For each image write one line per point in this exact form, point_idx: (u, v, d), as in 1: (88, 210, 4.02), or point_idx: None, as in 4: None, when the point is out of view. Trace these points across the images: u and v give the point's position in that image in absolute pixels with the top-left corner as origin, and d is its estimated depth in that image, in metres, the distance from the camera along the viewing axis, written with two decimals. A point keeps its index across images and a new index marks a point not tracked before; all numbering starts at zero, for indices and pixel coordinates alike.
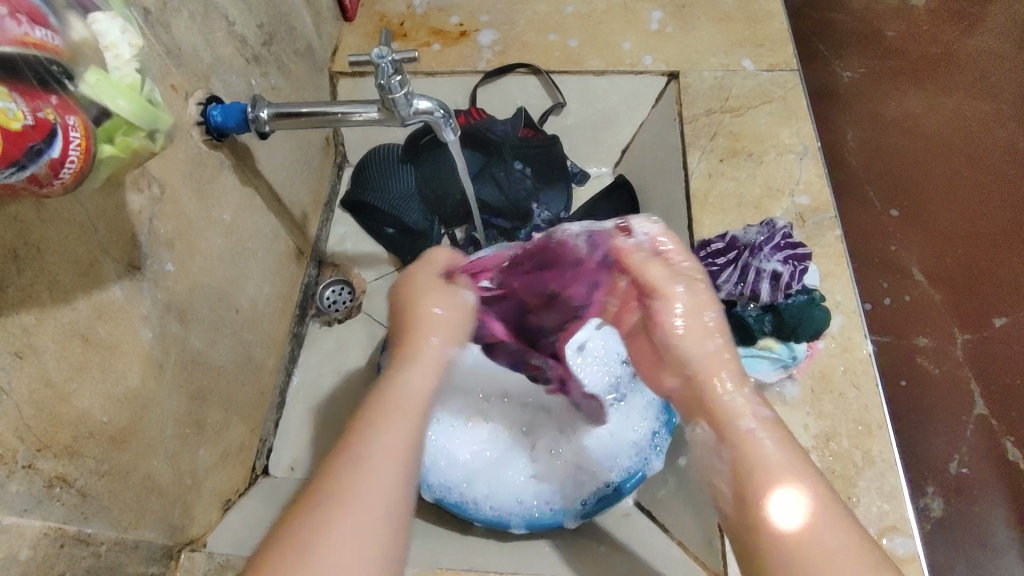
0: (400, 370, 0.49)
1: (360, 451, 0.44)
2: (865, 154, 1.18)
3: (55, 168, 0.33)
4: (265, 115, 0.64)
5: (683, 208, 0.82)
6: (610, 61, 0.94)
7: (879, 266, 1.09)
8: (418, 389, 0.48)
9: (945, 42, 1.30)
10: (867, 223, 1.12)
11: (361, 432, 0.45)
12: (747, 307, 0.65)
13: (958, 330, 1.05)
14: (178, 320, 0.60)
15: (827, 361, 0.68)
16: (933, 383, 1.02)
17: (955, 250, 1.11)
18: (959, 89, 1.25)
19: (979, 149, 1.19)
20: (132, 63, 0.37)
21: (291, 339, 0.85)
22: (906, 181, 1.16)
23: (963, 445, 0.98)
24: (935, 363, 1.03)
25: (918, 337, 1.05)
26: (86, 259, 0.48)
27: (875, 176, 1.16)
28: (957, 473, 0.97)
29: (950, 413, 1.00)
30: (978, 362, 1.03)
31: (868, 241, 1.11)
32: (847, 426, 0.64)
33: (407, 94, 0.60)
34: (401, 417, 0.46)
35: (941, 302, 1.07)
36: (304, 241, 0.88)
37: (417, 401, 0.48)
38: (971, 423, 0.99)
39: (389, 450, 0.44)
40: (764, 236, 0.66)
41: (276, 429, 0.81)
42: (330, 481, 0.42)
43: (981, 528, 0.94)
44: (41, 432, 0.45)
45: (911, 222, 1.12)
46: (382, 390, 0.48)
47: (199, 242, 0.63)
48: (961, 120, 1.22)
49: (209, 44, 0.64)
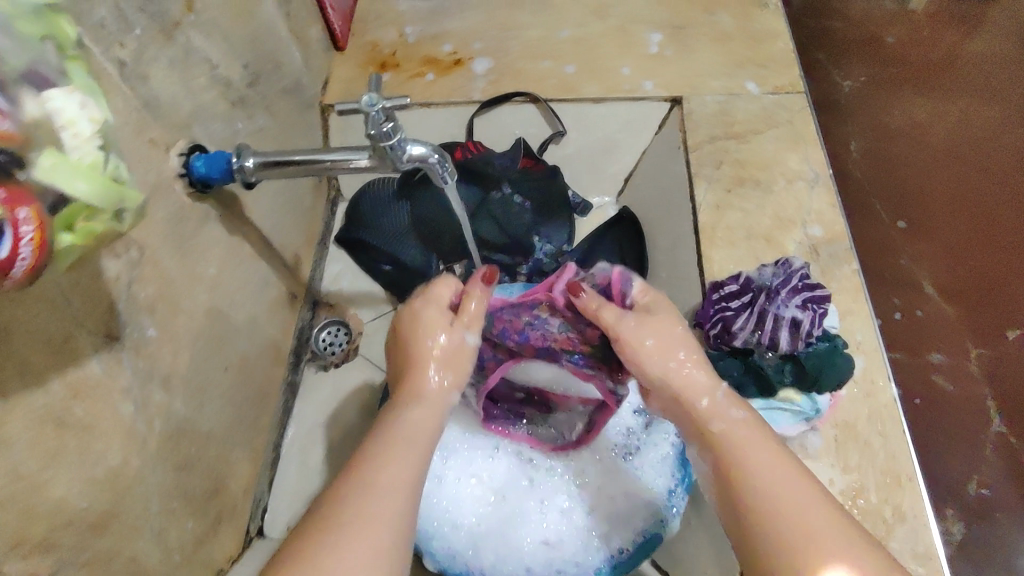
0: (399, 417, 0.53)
1: (378, 474, 0.47)
2: (869, 166, 1.14)
3: (3, 268, 0.29)
4: (251, 164, 0.60)
5: (690, 241, 0.78)
6: (609, 87, 0.90)
7: (891, 281, 1.04)
8: (423, 424, 0.53)
9: (948, 46, 1.27)
10: (878, 237, 1.08)
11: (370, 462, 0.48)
12: (765, 356, 0.61)
13: (973, 345, 1.02)
14: (162, 387, 0.57)
15: (850, 408, 0.64)
16: (949, 400, 0.99)
17: (969, 260, 1.08)
18: (965, 94, 1.22)
19: (989, 155, 1.16)
20: (94, 139, 0.33)
21: (285, 388, 0.81)
22: (916, 192, 1.12)
23: (984, 466, 0.96)
24: (951, 381, 1.00)
25: (932, 353, 1.01)
26: (60, 335, 0.45)
27: (879, 188, 1.12)
28: (978, 495, 0.95)
29: (968, 432, 0.97)
30: (995, 378, 1.00)
31: (879, 257, 1.06)
32: (876, 479, 0.61)
33: (401, 141, 0.56)
34: (404, 446, 0.50)
35: (956, 318, 1.04)
36: (297, 283, 0.85)
37: (427, 430, 0.53)
38: (990, 442, 0.97)
39: (399, 471, 0.48)
40: (779, 279, 0.62)
41: (270, 486, 0.77)
42: (347, 484, 0.46)
43: (1005, 550, 0.93)
44: (15, 529, 0.41)
45: (920, 233, 1.09)
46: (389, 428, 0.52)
47: (183, 302, 0.60)
48: (969, 125, 1.19)
49: (190, 91, 0.61)
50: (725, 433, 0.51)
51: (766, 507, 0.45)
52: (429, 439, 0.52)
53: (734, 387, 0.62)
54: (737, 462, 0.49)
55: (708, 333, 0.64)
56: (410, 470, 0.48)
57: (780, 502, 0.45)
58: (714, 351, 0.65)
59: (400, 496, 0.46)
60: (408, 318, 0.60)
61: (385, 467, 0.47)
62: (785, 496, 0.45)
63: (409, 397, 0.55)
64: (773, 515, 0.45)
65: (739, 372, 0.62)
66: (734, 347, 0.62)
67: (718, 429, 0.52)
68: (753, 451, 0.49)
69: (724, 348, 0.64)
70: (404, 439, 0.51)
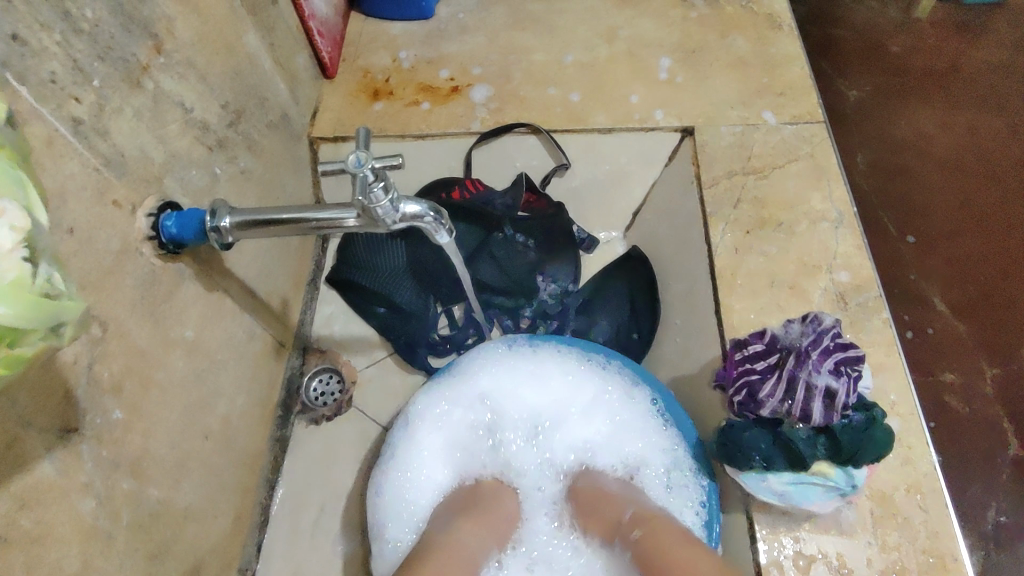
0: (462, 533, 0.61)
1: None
2: (877, 178, 1.10)
3: None
4: (228, 224, 0.54)
5: (707, 286, 0.73)
6: (617, 116, 0.85)
7: (902, 297, 1.01)
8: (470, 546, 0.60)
9: (953, 54, 1.22)
10: (885, 249, 1.04)
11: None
12: (796, 428, 0.55)
13: (987, 365, 0.97)
14: (132, 473, 0.52)
15: (888, 479, 0.58)
16: (963, 423, 0.93)
17: (982, 278, 1.02)
18: (971, 105, 1.17)
19: (997, 168, 1.11)
20: (15, 252, 0.28)
21: (273, 446, 0.75)
22: (922, 207, 1.08)
23: (1000, 492, 0.90)
24: (965, 403, 0.94)
25: (944, 372, 0.96)
26: (1, 442, 0.39)
27: (889, 202, 1.08)
28: (998, 523, 0.89)
29: (983, 456, 0.92)
30: (1009, 400, 0.95)
31: (886, 271, 1.02)
32: (917, 560, 0.55)
33: (392, 200, 0.51)
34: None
35: (968, 336, 0.98)
36: (285, 331, 0.79)
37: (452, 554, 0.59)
38: (1008, 468, 0.91)
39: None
40: (809, 339, 0.56)
41: (256, 553, 0.71)
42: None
43: None
44: None
45: (928, 249, 1.04)
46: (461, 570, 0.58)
47: (155, 374, 0.54)
48: (977, 136, 1.14)
49: (161, 141, 0.56)
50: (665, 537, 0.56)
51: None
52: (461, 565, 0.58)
53: (761, 460, 0.55)
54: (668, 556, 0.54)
55: (732, 399, 0.58)
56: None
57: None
58: (738, 418, 0.59)
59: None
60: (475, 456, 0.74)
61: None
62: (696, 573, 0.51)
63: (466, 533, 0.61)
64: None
65: (768, 444, 0.55)
66: (761, 416, 0.56)
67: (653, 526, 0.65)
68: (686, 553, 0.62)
69: (749, 415, 0.58)
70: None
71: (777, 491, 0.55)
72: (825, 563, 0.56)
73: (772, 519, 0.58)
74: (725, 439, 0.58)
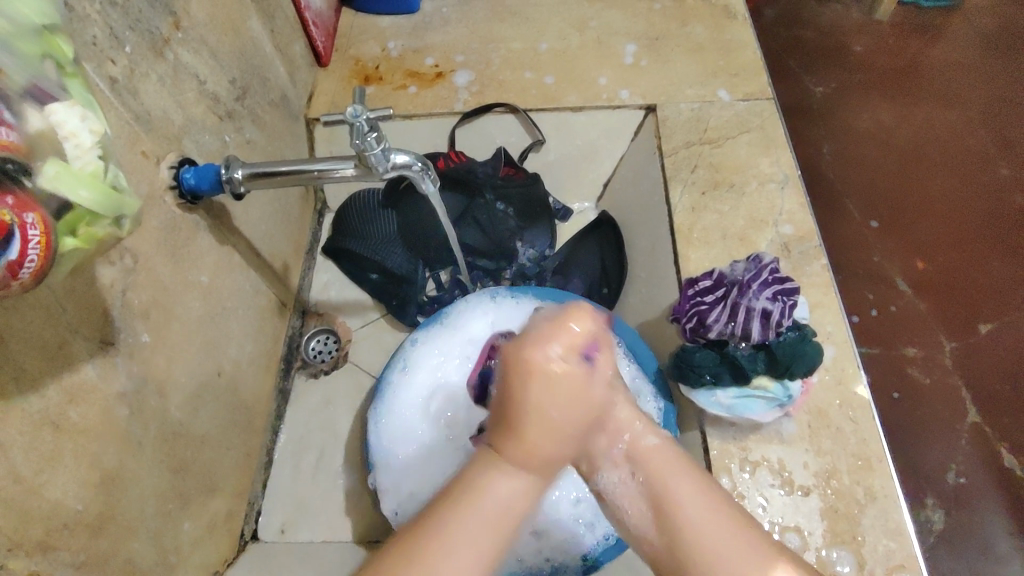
0: (482, 468, 0.46)
1: (440, 544, 0.42)
2: (842, 167, 1.19)
3: (14, 269, 0.31)
4: (240, 176, 0.62)
5: (667, 242, 0.81)
6: (587, 96, 0.94)
7: (864, 276, 1.08)
8: (502, 504, 0.44)
9: (913, 52, 1.29)
10: (848, 234, 1.12)
11: (427, 553, 0.42)
12: (739, 347, 0.63)
13: (946, 338, 1.04)
14: (157, 392, 0.59)
15: (822, 395, 0.67)
16: (926, 393, 1.00)
17: (936, 256, 1.10)
18: (931, 99, 1.24)
19: (955, 156, 1.18)
20: (93, 150, 0.36)
21: (277, 395, 0.83)
22: (886, 194, 1.16)
23: (958, 454, 0.97)
24: (926, 374, 1.01)
25: (906, 347, 1.04)
26: (55, 341, 0.46)
27: (854, 188, 1.16)
28: (956, 483, 0.95)
29: (944, 423, 0.99)
30: (967, 370, 1.02)
31: (851, 252, 1.11)
32: (848, 462, 0.64)
33: (385, 150, 0.59)
34: (479, 523, 0.43)
35: (926, 311, 1.06)
36: (286, 292, 0.87)
37: (502, 512, 0.44)
38: (965, 433, 0.98)
39: (466, 553, 0.42)
40: (751, 273, 0.64)
41: (263, 489, 0.78)
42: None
43: (982, 537, 0.92)
44: (11, 532, 0.42)
45: (892, 232, 1.12)
46: (458, 488, 0.45)
47: (176, 308, 0.62)
48: (934, 129, 1.21)
49: (180, 105, 0.63)
50: (652, 452, 0.49)
51: (700, 546, 0.45)
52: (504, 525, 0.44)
53: (711, 377, 0.64)
54: (664, 479, 0.48)
55: (684, 327, 0.66)
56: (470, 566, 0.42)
57: (709, 520, 0.46)
58: (690, 344, 0.67)
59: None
60: (520, 364, 0.45)
61: (449, 561, 0.42)
62: (730, 537, 0.45)
63: (496, 452, 0.46)
64: (705, 525, 0.45)
65: (716, 362, 0.64)
66: (709, 339, 0.65)
67: (654, 456, 0.49)
68: (677, 475, 0.48)
69: (699, 340, 0.66)
70: (484, 517, 0.44)
71: (725, 404, 0.64)
72: (768, 466, 0.64)
73: (723, 433, 0.66)
74: (678, 363, 0.66)
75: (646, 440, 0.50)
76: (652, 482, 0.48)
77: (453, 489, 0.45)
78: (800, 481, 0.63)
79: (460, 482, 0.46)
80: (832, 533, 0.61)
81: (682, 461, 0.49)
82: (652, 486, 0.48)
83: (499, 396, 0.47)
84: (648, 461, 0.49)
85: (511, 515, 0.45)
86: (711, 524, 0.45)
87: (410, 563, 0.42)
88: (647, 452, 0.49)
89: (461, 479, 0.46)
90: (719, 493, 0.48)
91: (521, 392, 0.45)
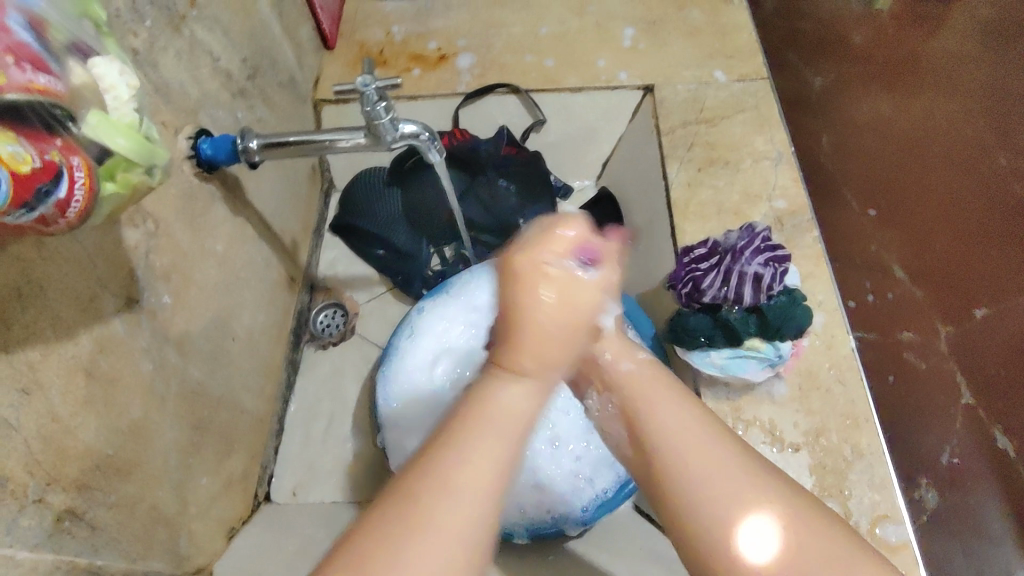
0: (504, 378, 0.45)
1: (449, 467, 0.40)
2: (840, 156, 1.22)
3: (62, 208, 0.34)
4: (255, 145, 0.65)
5: (665, 217, 0.84)
6: (586, 77, 0.96)
7: (861, 266, 1.09)
8: (515, 406, 0.44)
9: None
10: (847, 222, 1.15)
11: (445, 454, 0.41)
12: (732, 311, 0.66)
13: (942, 324, 1.01)
14: (177, 350, 0.61)
15: (812, 359, 0.70)
16: (920, 378, 1.00)
17: None
18: None
19: None
20: (129, 103, 0.39)
21: (287, 365, 0.86)
22: (888, 181, 1.15)
23: (953, 437, 0.96)
24: (922, 359, 1.01)
25: (901, 332, 1.04)
26: (86, 294, 0.49)
27: (855, 177, 1.19)
28: (949, 464, 0.95)
29: (935, 407, 0.98)
30: (965, 355, 0.98)
31: (853, 244, 1.12)
32: (836, 421, 0.67)
33: (393, 119, 0.62)
34: (494, 431, 0.42)
35: (925, 301, 1.03)
36: (296, 267, 0.89)
37: (516, 416, 0.43)
38: (959, 416, 0.96)
39: (488, 467, 0.41)
40: (744, 240, 0.68)
41: (275, 455, 0.82)
42: (416, 477, 0.41)
43: (976, 518, 0.92)
44: (50, 466, 0.45)
45: (893, 220, 1.12)
46: (474, 402, 0.44)
47: (194, 273, 0.64)
48: None
49: (196, 80, 0.66)
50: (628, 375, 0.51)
51: (671, 446, 0.46)
52: (520, 427, 0.44)
53: (705, 340, 0.67)
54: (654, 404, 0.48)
55: (680, 292, 0.69)
56: (489, 461, 0.42)
57: (697, 435, 0.46)
58: (686, 309, 0.70)
59: (477, 497, 0.40)
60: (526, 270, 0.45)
61: (464, 462, 0.41)
62: (717, 458, 0.45)
63: (506, 369, 0.45)
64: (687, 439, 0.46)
65: (709, 325, 0.66)
66: (704, 303, 0.67)
67: (625, 373, 0.51)
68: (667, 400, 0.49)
69: (695, 305, 0.68)
70: (501, 420, 0.43)
71: (718, 364, 0.66)
72: (759, 426, 0.67)
73: (716, 392, 0.69)
74: (675, 326, 0.69)
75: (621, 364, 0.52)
76: (633, 407, 0.49)
77: (464, 401, 0.44)
78: (790, 440, 0.66)
79: (473, 393, 0.45)
80: (821, 488, 0.64)
81: (664, 382, 0.50)
82: (626, 403, 0.50)
83: (501, 311, 0.46)
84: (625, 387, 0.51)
85: (524, 421, 0.44)
86: (698, 448, 0.46)
87: (425, 472, 0.41)
88: (627, 375, 0.51)
89: (474, 395, 0.45)
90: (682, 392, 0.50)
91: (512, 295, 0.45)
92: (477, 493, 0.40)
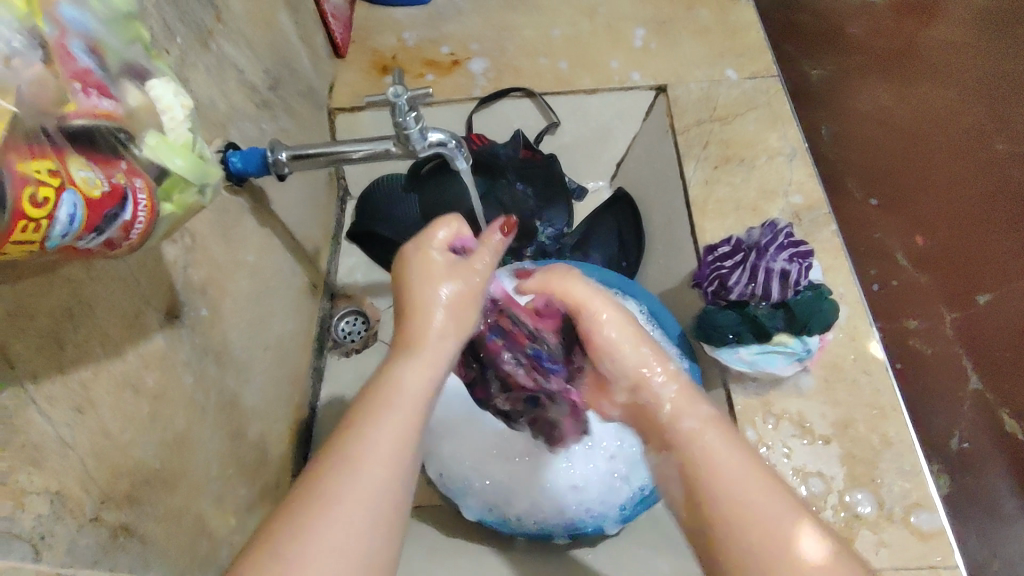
0: (405, 361, 0.49)
1: (355, 449, 0.43)
2: (843, 148, 1.16)
3: (126, 230, 0.34)
4: (285, 158, 0.65)
5: (684, 215, 0.85)
6: (599, 79, 0.97)
7: (865, 253, 1.05)
8: (415, 385, 0.48)
9: (908, 33, 1.28)
10: (853, 214, 1.09)
11: (351, 434, 0.44)
12: (759, 305, 0.67)
13: (947, 309, 1.01)
14: (214, 363, 0.62)
15: (837, 351, 0.71)
16: (928, 363, 0.97)
17: (937, 232, 1.07)
18: (928, 79, 1.23)
19: (952, 135, 1.16)
20: (184, 123, 0.40)
21: (313, 373, 0.86)
22: (887, 173, 1.13)
23: (963, 420, 0.94)
24: (928, 345, 0.98)
25: (909, 320, 1.00)
26: (131, 311, 0.50)
27: (855, 168, 1.14)
28: (960, 448, 0.92)
29: (946, 392, 0.95)
30: (970, 340, 0.99)
31: (856, 231, 1.07)
32: (863, 412, 0.68)
33: (422, 129, 0.62)
34: (392, 411, 0.46)
35: (929, 284, 1.03)
36: (318, 275, 0.90)
37: (416, 397, 0.48)
38: (968, 400, 0.95)
39: (391, 442, 0.44)
40: (767, 237, 0.69)
41: (304, 462, 0.82)
42: (321, 461, 0.43)
43: (989, 499, 0.90)
44: (104, 483, 0.46)
45: (894, 210, 1.10)
46: (373, 391, 0.48)
47: (227, 285, 0.65)
48: (931, 108, 1.19)
49: (224, 94, 0.66)
50: (693, 434, 0.51)
51: (722, 492, 0.47)
52: (420, 406, 0.48)
53: (734, 336, 0.67)
54: (707, 456, 0.49)
55: (705, 290, 0.70)
56: (391, 444, 0.44)
57: (743, 481, 0.47)
58: (712, 306, 0.70)
59: (381, 472, 0.43)
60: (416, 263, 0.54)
61: (365, 442, 0.44)
62: (765, 497, 0.46)
63: (404, 350, 0.51)
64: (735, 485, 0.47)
65: (738, 322, 0.67)
66: (730, 300, 0.68)
67: (686, 429, 0.51)
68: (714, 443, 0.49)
69: (721, 302, 0.70)
70: (401, 401, 0.47)
71: (747, 360, 0.67)
72: (789, 419, 0.68)
73: (745, 387, 0.70)
74: (703, 325, 0.69)
75: (684, 420, 0.52)
76: (691, 464, 0.49)
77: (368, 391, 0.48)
78: (820, 431, 0.67)
79: (380, 380, 0.49)
80: (852, 477, 0.65)
81: (724, 434, 0.51)
82: (685, 459, 0.50)
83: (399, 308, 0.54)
84: (687, 442, 0.51)
85: (423, 399, 0.48)
86: (746, 488, 0.46)
87: (333, 456, 0.43)
88: (684, 433, 0.51)
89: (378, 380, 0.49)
90: (750, 449, 0.50)
91: (412, 290, 0.53)
92: (380, 470, 0.43)
